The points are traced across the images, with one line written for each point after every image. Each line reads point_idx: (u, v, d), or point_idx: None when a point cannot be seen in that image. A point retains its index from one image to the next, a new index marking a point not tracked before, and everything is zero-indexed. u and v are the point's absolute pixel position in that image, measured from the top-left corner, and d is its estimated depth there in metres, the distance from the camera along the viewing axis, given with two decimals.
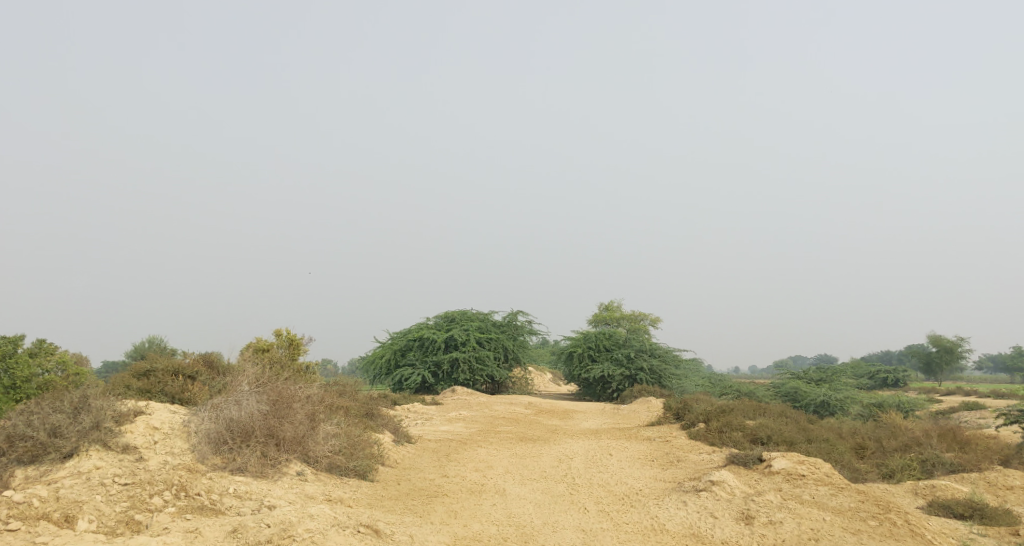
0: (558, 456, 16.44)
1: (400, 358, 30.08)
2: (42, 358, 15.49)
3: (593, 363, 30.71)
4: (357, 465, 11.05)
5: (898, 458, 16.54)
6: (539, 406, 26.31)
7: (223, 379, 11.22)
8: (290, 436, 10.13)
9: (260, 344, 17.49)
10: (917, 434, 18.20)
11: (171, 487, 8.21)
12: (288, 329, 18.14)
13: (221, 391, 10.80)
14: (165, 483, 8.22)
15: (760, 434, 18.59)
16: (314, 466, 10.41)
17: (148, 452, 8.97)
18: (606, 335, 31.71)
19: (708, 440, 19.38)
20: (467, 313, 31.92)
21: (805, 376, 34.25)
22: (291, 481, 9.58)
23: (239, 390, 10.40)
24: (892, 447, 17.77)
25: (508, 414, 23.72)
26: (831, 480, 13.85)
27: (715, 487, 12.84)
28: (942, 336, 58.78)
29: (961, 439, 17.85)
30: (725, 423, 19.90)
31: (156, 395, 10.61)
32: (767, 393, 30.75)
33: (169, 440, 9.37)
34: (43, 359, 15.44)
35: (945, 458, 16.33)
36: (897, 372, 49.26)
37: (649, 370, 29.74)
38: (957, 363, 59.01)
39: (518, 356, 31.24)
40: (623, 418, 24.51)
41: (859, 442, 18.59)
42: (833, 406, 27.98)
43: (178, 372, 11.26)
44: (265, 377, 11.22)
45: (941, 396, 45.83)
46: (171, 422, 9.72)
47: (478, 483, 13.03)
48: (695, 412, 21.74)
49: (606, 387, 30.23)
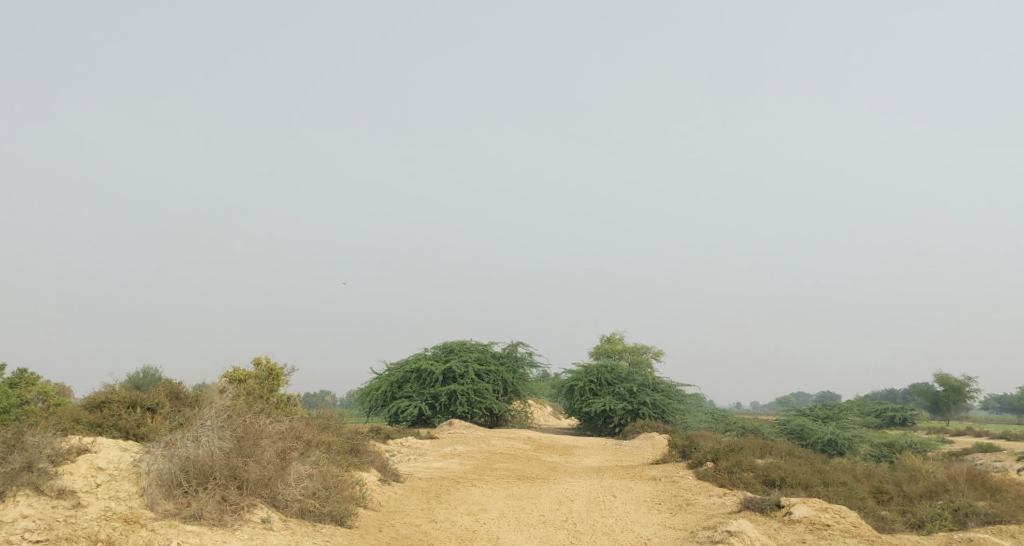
0: (558, 498, 15.20)
1: (397, 391, 28.84)
2: (25, 391, 15.02)
3: (594, 397, 29.45)
4: (333, 509, 9.87)
5: (927, 506, 15.34)
6: (540, 441, 25.08)
7: (188, 412, 10.01)
8: (255, 478, 8.95)
9: (237, 375, 16.30)
10: (943, 479, 16.92)
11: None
12: (268, 358, 16.99)
13: (182, 425, 9.60)
14: (87, 540, 7.07)
15: (772, 475, 17.32)
16: (282, 512, 9.25)
17: (88, 497, 7.81)
18: (608, 368, 30.46)
19: (717, 481, 18.10)
20: (466, 345, 30.73)
21: (812, 413, 32.89)
22: (253, 531, 8.40)
23: (201, 424, 9.22)
24: (916, 492, 16.51)
25: (505, 449, 22.47)
26: (860, 531, 12.63)
27: (733, 538, 11.59)
28: (948, 375, 57.51)
29: (991, 485, 16.58)
30: (734, 463, 18.62)
31: (108, 429, 9.39)
32: (772, 430, 29.45)
33: (114, 483, 8.20)
34: (26, 392, 14.94)
35: (979, 508, 15.11)
36: (904, 410, 47.85)
37: (651, 405, 28.46)
38: (965, 404, 57.57)
39: (518, 389, 30.01)
40: (626, 454, 23.25)
41: (877, 486, 17.41)
42: (841, 445, 26.73)
43: (135, 403, 10.08)
44: (234, 410, 10.03)
45: (952, 437, 44.42)
46: (120, 462, 8.54)
47: (469, 531, 11.78)
48: (702, 450, 20.43)
49: (607, 422, 28.96)
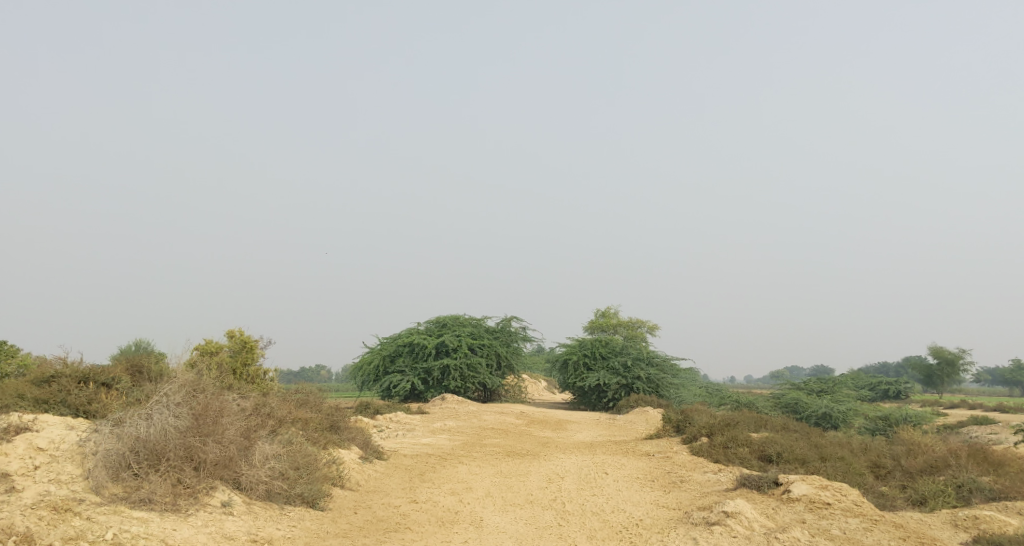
0: (547, 476, 14.59)
1: (389, 365, 28.18)
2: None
3: (588, 372, 28.85)
4: (304, 491, 9.20)
5: (929, 482, 14.79)
6: (532, 415, 24.46)
7: (147, 387, 9.28)
8: (214, 459, 8.26)
9: (209, 347, 15.60)
10: (944, 453, 16.35)
11: (11, 539, 6.45)
12: (241, 329, 16.25)
13: (137, 402, 8.88)
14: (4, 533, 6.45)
15: (768, 450, 16.75)
16: (246, 495, 8.57)
17: (23, 481, 7.16)
18: (602, 342, 29.84)
19: (712, 457, 17.51)
20: (460, 319, 30.04)
21: (806, 386, 32.36)
22: (210, 515, 7.73)
23: (156, 400, 8.51)
24: (916, 467, 15.95)
25: (496, 425, 21.85)
26: (862, 510, 12.05)
27: (730, 520, 10.95)
28: (942, 348, 57.04)
29: (993, 459, 16.02)
30: (729, 438, 18.03)
31: (56, 407, 8.68)
32: (767, 404, 28.90)
33: (55, 464, 7.52)
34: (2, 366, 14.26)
35: (984, 484, 14.54)
36: (899, 383, 47.40)
37: (646, 380, 27.88)
38: (958, 377, 57.18)
39: (511, 364, 29.40)
40: (619, 429, 22.68)
41: (875, 459, 16.88)
42: (835, 419, 26.22)
43: (89, 378, 9.34)
44: (198, 386, 9.33)
45: (946, 410, 44.07)
46: (63, 442, 7.84)
47: (451, 512, 11.11)
48: (696, 425, 19.86)
49: (601, 397, 28.38)
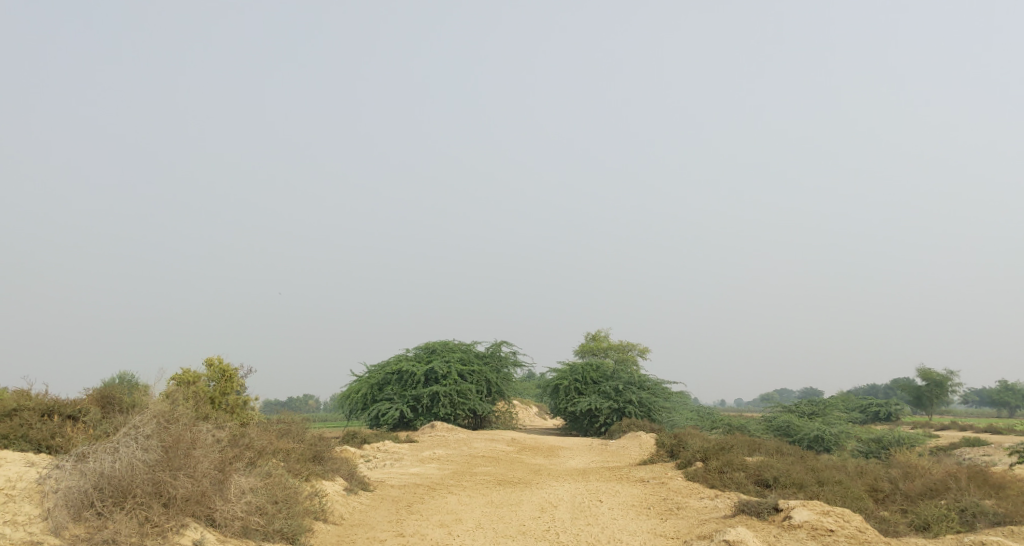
0: (540, 505, 14.08)
1: (377, 393, 27.60)
2: None
3: (580, 397, 28.36)
4: (283, 526, 8.67)
5: (931, 506, 14.37)
6: (523, 442, 23.93)
7: (116, 419, 8.79)
8: (185, 495, 7.74)
9: (186, 377, 15.07)
10: (943, 475, 15.95)
11: None
12: (220, 358, 15.74)
13: (103, 435, 8.40)
14: None
15: (764, 475, 16.30)
16: (220, 532, 8.03)
17: None
18: (593, 366, 29.36)
19: (707, 482, 17.03)
20: (449, 345, 29.53)
21: (797, 409, 31.99)
22: None
23: (124, 433, 8.03)
24: (915, 491, 15.55)
25: (487, 452, 21.31)
26: (866, 537, 11.62)
27: None
28: (930, 369, 56.83)
29: (994, 481, 15.62)
30: (725, 462, 17.57)
31: (17, 441, 8.20)
32: (759, 427, 28.48)
33: (12, 505, 7.09)
34: None
35: (987, 508, 14.12)
36: (888, 405, 47.07)
37: (638, 404, 27.42)
38: (946, 398, 56.92)
39: (502, 389, 28.86)
40: (612, 455, 22.16)
41: (872, 483, 16.47)
42: (828, 441, 25.82)
43: (53, 411, 8.83)
44: (170, 416, 8.85)
45: (937, 432, 43.77)
46: (21, 480, 7.39)
47: None
48: (691, 449, 19.39)
49: (592, 422, 27.88)
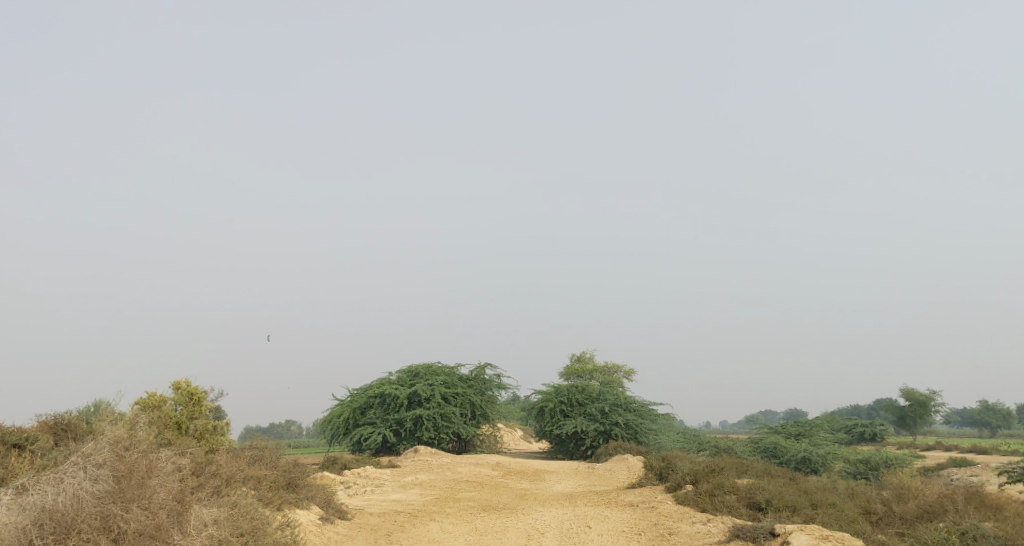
0: (526, 532, 13.40)
1: (359, 417, 26.82)
2: None
3: (565, 419, 27.69)
4: None
5: (930, 529, 13.79)
6: (508, 466, 23.21)
7: (69, 448, 8.15)
8: (137, 529, 6.97)
9: (151, 401, 14.35)
10: (939, 497, 15.40)
11: None
12: (188, 381, 15.03)
13: (51, 465, 7.76)
14: None
15: (757, 498, 15.69)
16: None
17: None
18: (579, 388, 28.70)
19: (698, 506, 16.40)
20: (433, 368, 28.82)
21: (784, 430, 31.48)
22: None
23: (74, 462, 7.42)
24: (911, 513, 15.00)
25: (472, 477, 20.57)
26: None
27: None
28: (913, 390, 56.61)
29: (991, 503, 15.08)
30: (715, 485, 16.97)
31: None
32: (746, 448, 27.90)
33: None
34: None
35: (988, 530, 13.52)
36: (873, 425, 46.63)
37: (624, 426, 26.80)
38: (930, 419, 56.61)
39: (486, 412, 28.15)
40: (599, 478, 21.49)
41: (866, 505, 15.91)
42: (816, 463, 25.28)
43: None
44: (131, 442, 8.24)
45: (922, 452, 43.35)
46: None
47: None
48: (680, 472, 18.76)
49: (578, 445, 27.20)
